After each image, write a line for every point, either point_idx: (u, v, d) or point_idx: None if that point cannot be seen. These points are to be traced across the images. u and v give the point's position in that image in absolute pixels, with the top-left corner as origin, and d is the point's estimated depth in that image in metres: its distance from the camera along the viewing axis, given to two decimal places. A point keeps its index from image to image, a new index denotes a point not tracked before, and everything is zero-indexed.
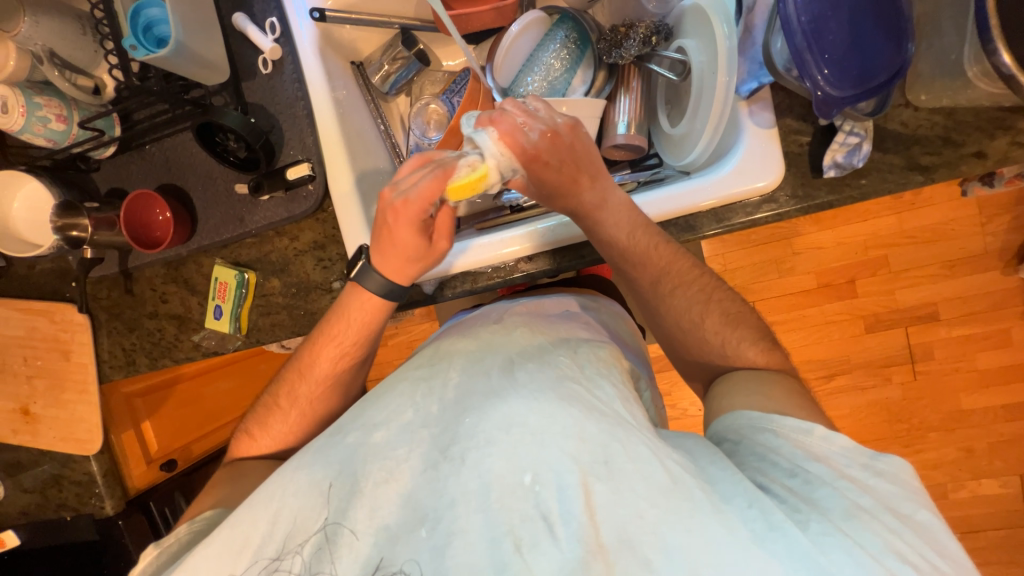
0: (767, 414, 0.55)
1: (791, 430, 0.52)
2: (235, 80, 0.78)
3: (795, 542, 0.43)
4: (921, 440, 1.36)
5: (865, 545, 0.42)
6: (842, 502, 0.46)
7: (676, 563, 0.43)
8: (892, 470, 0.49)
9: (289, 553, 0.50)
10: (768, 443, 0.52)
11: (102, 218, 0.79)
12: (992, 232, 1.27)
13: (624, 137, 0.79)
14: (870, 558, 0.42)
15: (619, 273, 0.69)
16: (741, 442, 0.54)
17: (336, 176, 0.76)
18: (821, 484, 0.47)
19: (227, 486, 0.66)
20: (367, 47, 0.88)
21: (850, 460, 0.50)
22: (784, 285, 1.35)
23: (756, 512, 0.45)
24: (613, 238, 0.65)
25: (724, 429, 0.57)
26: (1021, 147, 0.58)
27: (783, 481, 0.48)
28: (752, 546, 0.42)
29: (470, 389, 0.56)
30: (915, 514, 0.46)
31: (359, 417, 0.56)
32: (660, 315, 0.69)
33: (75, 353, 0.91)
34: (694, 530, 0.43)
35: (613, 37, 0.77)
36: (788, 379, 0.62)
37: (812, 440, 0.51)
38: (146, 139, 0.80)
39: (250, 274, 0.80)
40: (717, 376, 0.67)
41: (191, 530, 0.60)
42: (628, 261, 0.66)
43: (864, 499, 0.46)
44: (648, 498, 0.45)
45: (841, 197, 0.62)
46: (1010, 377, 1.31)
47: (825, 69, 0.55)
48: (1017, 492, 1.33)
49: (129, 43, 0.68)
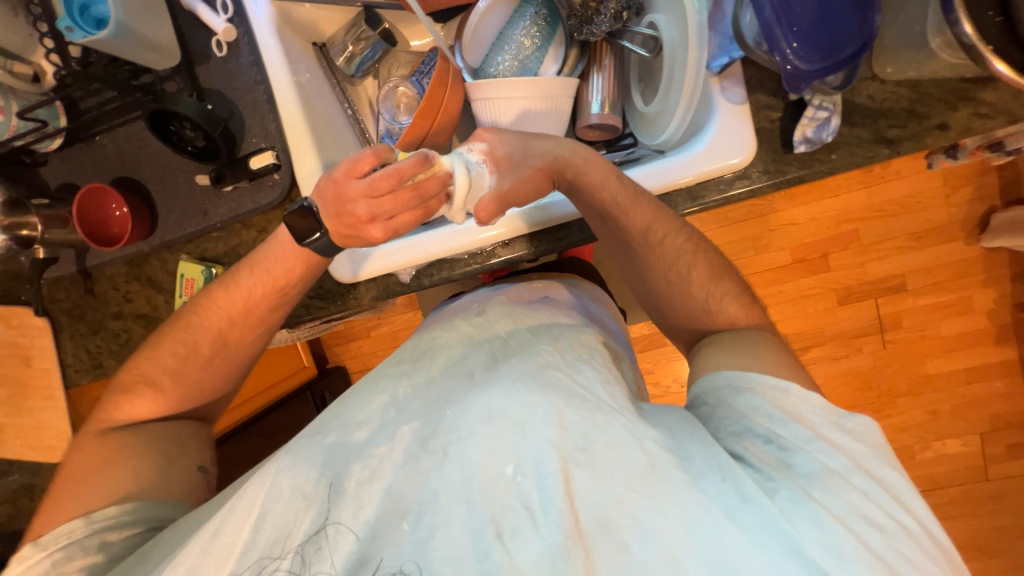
0: (744, 373, 0.56)
1: (769, 389, 0.53)
2: (188, 64, 0.74)
3: (765, 512, 0.44)
4: (890, 405, 1.42)
5: (831, 509, 0.44)
6: (815, 466, 0.47)
7: (652, 543, 0.44)
8: (859, 429, 0.51)
9: (286, 553, 0.48)
10: (746, 404, 0.53)
11: (53, 215, 0.74)
12: (956, 203, 1.31)
13: (598, 116, 0.78)
14: (835, 519, 0.43)
15: (613, 227, 0.65)
16: (719, 405, 0.55)
17: (302, 162, 0.73)
18: (795, 448, 0.49)
19: (114, 469, 0.61)
20: (330, 26, 0.84)
21: (821, 417, 0.51)
22: (761, 262, 1.38)
23: (727, 483, 0.46)
24: (596, 189, 0.64)
25: (705, 390, 0.58)
26: (982, 117, 0.59)
27: (760, 448, 0.50)
28: (724, 520, 0.44)
29: (450, 385, 0.55)
30: (882, 473, 0.48)
31: (337, 417, 0.56)
32: (644, 273, 0.68)
33: (37, 358, 0.87)
34: (671, 513, 0.44)
35: (583, 13, 0.74)
36: (771, 339, 0.62)
37: (789, 398, 0.52)
38: (96, 130, 0.76)
39: (218, 269, 0.77)
40: (703, 339, 0.67)
41: (90, 533, 0.56)
42: (617, 209, 0.63)
43: (837, 461, 0.47)
44: (626, 483, 0.46)
45: (812, 172, 0.63)
46: (972, 342, 1.37)
47: (794, 42, 0.55)
48: (977, 450, 1.41)
49: (64, 23, 0.63)
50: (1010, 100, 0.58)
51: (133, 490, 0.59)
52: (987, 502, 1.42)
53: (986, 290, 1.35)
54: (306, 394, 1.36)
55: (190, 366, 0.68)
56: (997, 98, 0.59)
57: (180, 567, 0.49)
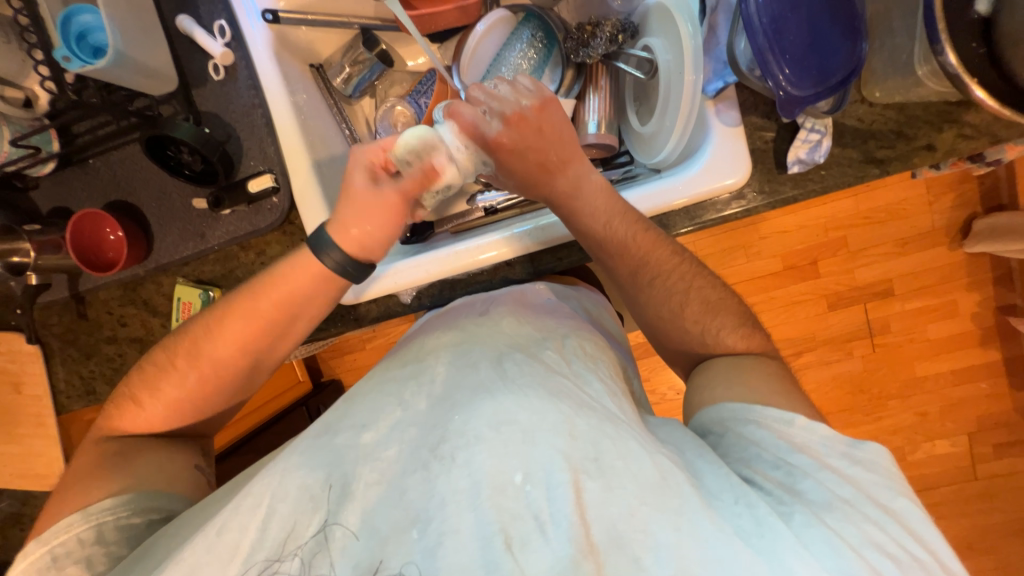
0: (749, 405, 0.57)
1: (773, 421, 0.55)
2: (185, 88, 0.73)
3: (779, 535, 0.45)
4: (881, 407, 1.45)
5: (843, 535, 0.45)
6: (824, 494, 0.49)
7: (667, 561, 0.44)
8: (870, 458, 0.52)
9: (288, 555, 0.49)
10: (751, 435, 0.55)
11: (46, 241, 0.74)
12: (940, 211, 1.34)
13: (594, 136, 0.78)
14: (849, 548, 0.44)
15: (602, 263, 0.69)
16: (725, 434, 0.57)
17: (299, 183, 0.72)
18: (804, 475, 0.50)
19: (111, 471, 0.60)
20: (327, 48, 0.83)
21: (830, 448, 0.53)
22: (752, 269, 1.40)
23: (742, 508, 0.47)
24: (591, 231, 0.65)
25: (709, 420, 0.59)
26: (966, 138, 0.61)
27: (769, 474, 0.51)
28: (736, 541, 0.44)
29: (460, 383, 0.56)
30: (893, 503, 0.49)
31: (347, 417, 0.56)
32: (642, 308, 0.69)
33: (27, 384, 0.85)
34: (683, 528, 0.45)
35: (580, 36, 0.76)
36: (769, 364, 0.64)
37: (794, 430, 0.54)
38: (89, 153, 0.75)
39: (216, 291, 0.77)
40: (700, 363, 0.69)
41: (86, 527, 0.55)
42: (613, 253, 0.65)
43: (846, 490, 0.49)
44: (639, 496, 0.46)
45: (805, 191, 0.65)
46: (958, 344, 1.41)
47: (786, 69, 0.56)
48: (965, 450, 1.44)
49: (61, 54, 0.63)
50: (993, 121, 0.60)
51: (128, 484, 0.59)
52: (977, 501, 1.45)
53: (971, 293, 1.38)
54: (301, 409, 1.36)
55: (188, 387, 0.65)
56: (981, 120, 0.61)
57: (183, 565, 0.50)
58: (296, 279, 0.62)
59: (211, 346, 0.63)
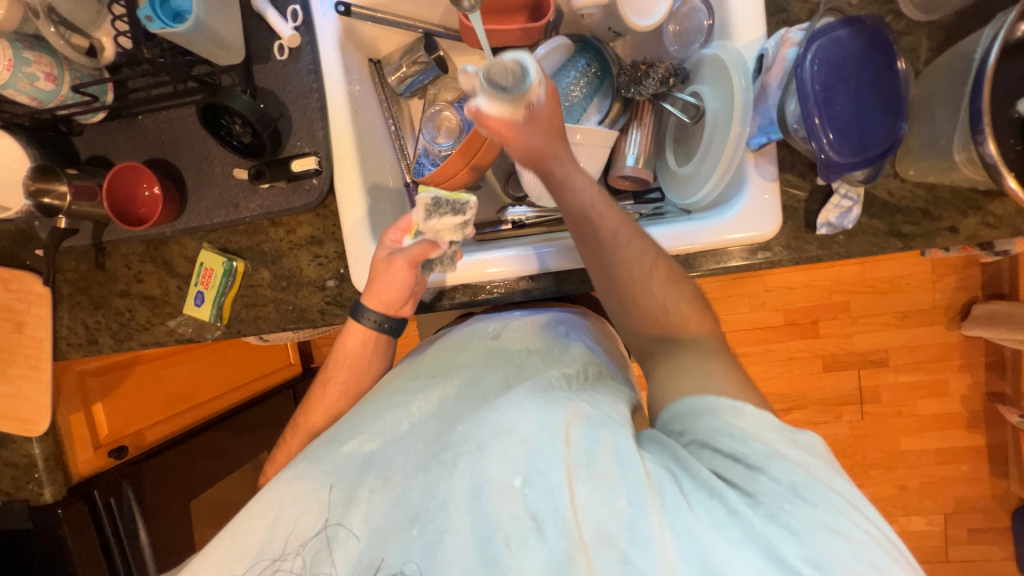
0: (704, 396, 0.50)
1: (726, 410, 0.48)
2: (247, 62, 0.75)
3: (751, 526, 0.42)
4: (862, 475, 1.46)
5: (801, 521, 0.42)
6: (784, 480, 0.44)
7: (650, 552, 0.42)
8: (811, 444, 0.47)
9: (289, 554, 0.51)
10: (706, 428, 0.47)
11: (83, 187, 0.74)
12: (942, 289, 1.37)
13: (632, 168, 0.80)
14: (807, 532, 0.41)
15: (589, 249, 0.62)
16: (682, 433, 0.50)
17: (343, 171, 0.74)
18: (761, 465, 0.44)
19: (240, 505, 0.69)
20: (387, 46, 0.86)
21: (777, 434, 0.46)
22: (752, 319, 1.43)
23: (714, 501, 0.44)
24: (576, 190, 0.63)
25: (666, 418, 0.52)
26: (988, 227, 0.64)
27: (724, 466, 0.46)
28: (711, 533, 0.42)
29: (462, 400, 0.58)
30: (838, 486, 0.44)
31: (356, 425, 0.57)
32: None
33: (29, 326, 0.84)
34: (664, 520, 0.43)
35: (633, 73, 0.80)
36: None
37: (745, 419, 0.47)
38: (139, 110, 0.76)
39: (239, 263, 0.77)
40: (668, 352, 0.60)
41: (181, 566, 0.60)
42: (592, 211, 0.62)
43: (796, 474, 0.44)
44: (626, 496, 0.45)
45: (829, 253, 0.68)
46: (944, 423, 1.43)
47: (830, 134, 0.59)
48: (940, 529, 1.45)
49: (145, 13, 0.65)
50: (1016, 214, 0.63)
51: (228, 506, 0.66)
52: None
53: (962, 374, 1.41)
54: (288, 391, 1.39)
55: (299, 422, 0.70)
56: (1004, 211, 0.63)
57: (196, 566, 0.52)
58: (363, 343, 0.69)
59: (321, 381, 0.69)
